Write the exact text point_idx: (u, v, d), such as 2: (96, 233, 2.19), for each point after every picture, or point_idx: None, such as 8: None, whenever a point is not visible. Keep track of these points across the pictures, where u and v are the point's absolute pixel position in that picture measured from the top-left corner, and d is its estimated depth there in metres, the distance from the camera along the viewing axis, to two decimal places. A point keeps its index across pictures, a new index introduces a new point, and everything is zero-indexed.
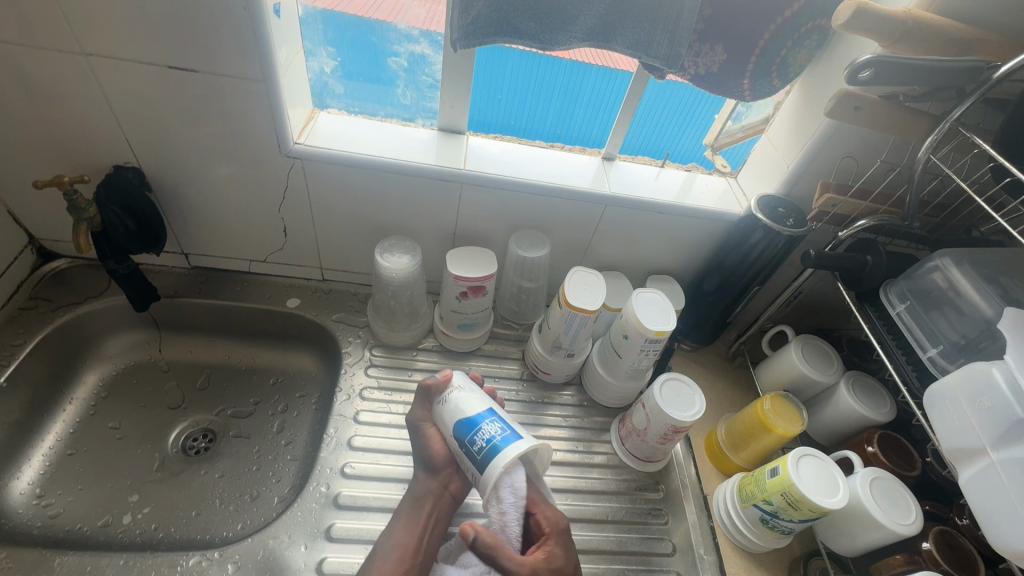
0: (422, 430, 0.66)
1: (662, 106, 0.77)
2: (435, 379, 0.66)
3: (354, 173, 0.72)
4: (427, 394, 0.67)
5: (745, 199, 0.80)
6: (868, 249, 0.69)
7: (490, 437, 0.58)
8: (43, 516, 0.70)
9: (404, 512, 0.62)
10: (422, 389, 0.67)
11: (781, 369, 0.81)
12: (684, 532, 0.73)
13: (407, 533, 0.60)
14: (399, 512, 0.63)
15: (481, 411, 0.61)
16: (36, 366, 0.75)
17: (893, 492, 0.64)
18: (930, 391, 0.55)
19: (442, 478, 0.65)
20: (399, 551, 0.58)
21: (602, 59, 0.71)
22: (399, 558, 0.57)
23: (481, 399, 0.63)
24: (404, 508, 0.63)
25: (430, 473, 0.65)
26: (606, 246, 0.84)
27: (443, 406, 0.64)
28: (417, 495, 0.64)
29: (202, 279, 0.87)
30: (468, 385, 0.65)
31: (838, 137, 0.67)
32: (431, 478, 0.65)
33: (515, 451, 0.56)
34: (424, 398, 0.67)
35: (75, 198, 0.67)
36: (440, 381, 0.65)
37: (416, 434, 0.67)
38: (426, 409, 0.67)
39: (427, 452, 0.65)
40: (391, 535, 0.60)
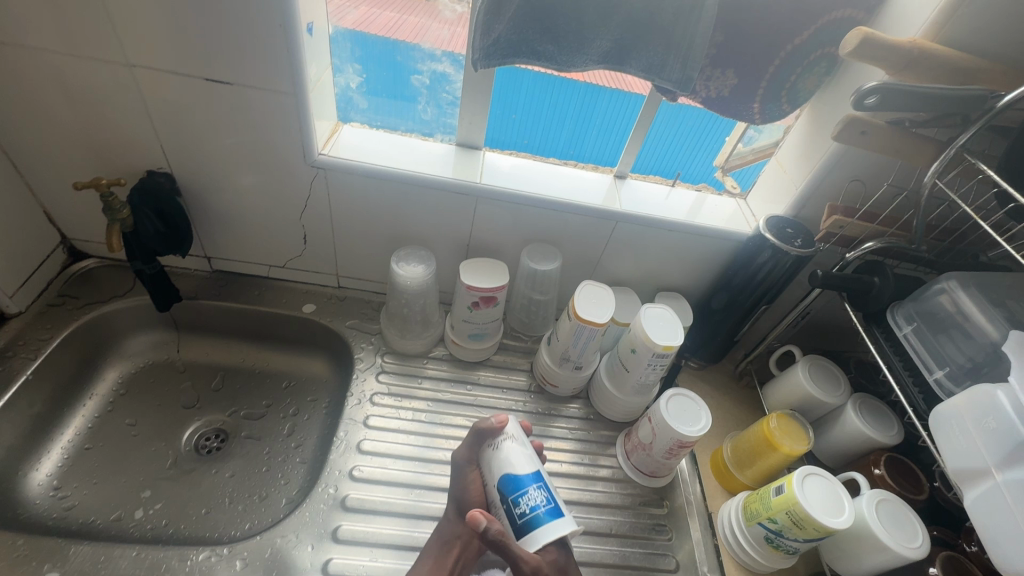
0: (464, 472, 0.63)
1: (675, 128, 0.80)
2: (491, 423, 0.62)
3: (374, 184, 0.75)
4: (480, 437, 0.63)
5: (754, 219, 0.82)
6: (875, 271, 0.70)
7: (535, 505, 0.57)
8: (58, 507, 0.71)
9: (431, 554, 0.60)
10: (474, 431, 0.63)
11: (788, 389, 0.81)
12: (686, 549, 0.73)
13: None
14: (425, 555, 0.60)
15: (529, 472, 0.60)
16: (61, 360, 0.78)
17: (900, 515, 0.63)
18: (935, 411, 0.55)
19: (475, 526, 0.61)
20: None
21: (612, 81, 0.75)
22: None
23: (530, 457, 0.62)
24: (430, 549, 0.61)
25: (460, 516, 0.62)
26: (616, 262, 0.86)
27: (495, 453, 0.62)
28: (445, 538, 0.61)
29: (223, 282, 0.90)
30: (521, 437, 0.63)
31: (845, 161, 0.69)
32: (462, 522, 0.62)
33: (559, 531, 0.56)
34: (474, 440, 0.63)
35: (110, 200, 0.70)
36: (496, 427, 0.62)
37: (458, 475, 0.63)
38: (472, 452, 0.64)
39: (462, 495, 0.62)
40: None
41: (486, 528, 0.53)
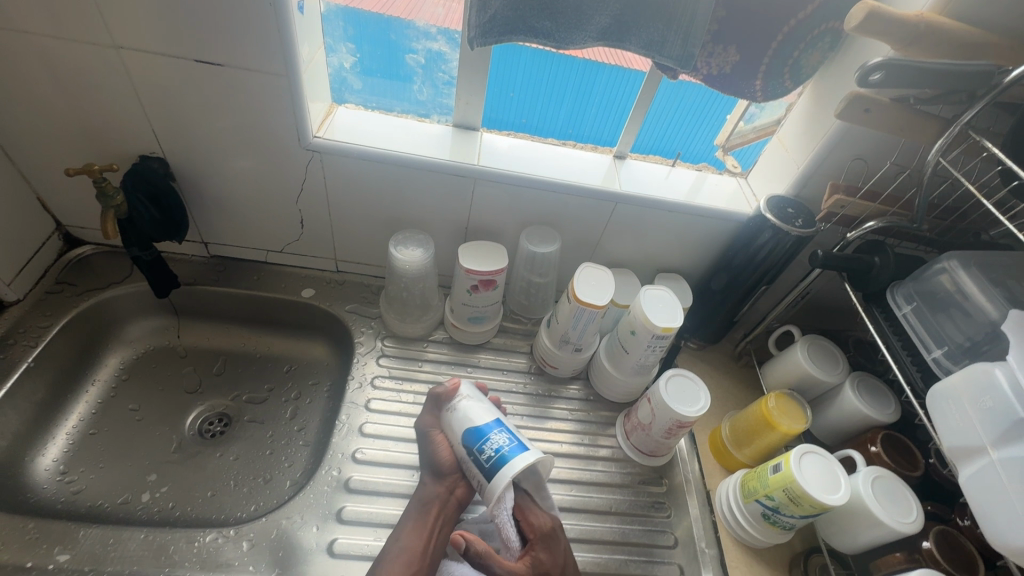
0: (431, 437, 0.67)
1: (674, 107, 0.78)
2: (445, 387, 0.68)
3: (371, 167, 0.74)
4: (436, 402, 0.69)
5: (755, 199, 0.81)
6: (876, 251, 0.69)
7: (498, 446, 0.61)
8: (66, 491, 0.72)
9: (411, 517, 0.62)
10: (431, 397, 0.69)
11: (786, 368, 0.82)
12: (685, 526, 0.74)
13: (414, 536, 0.60)
14: (405, 517, 0.63)
15: (490, 422, 0.64)
16: (62, 347, 0.78)
17: (894, 490, 0.65)
18: (933, 390, 0.56)
19: (449, 484, 0.65)
20: (406, 556, 0.58)
21: (615, 59, 0.72)
22: (407, 561, 0.58)
23: (490, 410, 0.66)
24: (411, 512, 0.63)
25: (436, 479, 0.65)
26: (616, 243, 0.85)
27: (453, 414, 0.66)
28: (423, 500, 0.64)
29: (221, 268, 0.90)
30: (475, 395, 0.68)
31: (848, 139, 0.68)
32: (436, 484, 0.65)
33: (524, 461, 0.60)
34: (432, 405, 0.69)
35: (103, 185, 0.69)
36: (449, 390, 0.68)
37: (425, 439, 0.67)
38: (435, 416, 0.69)
39: (433, 458, 0.66)
40: (398, 540, 0.60)
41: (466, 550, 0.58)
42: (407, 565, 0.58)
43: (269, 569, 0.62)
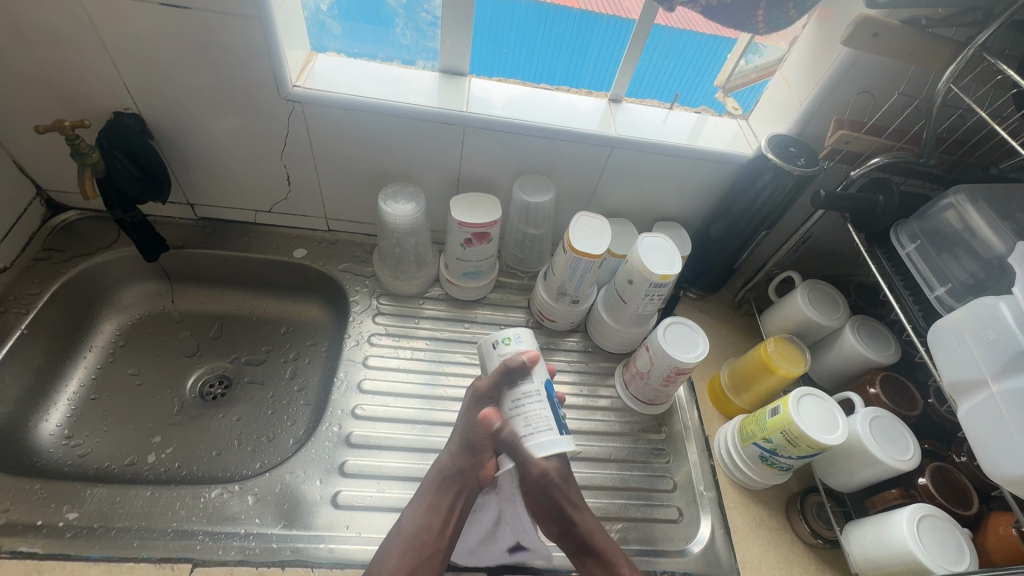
0: (478, 406, 0.63)
1: (674, 58, 0.76)
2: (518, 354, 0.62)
3: (355, 117, 0.71)
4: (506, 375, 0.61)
5: (756, 140, 0.78)
6: (880, 189, 0.67)
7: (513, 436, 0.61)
8: (72, 455, 0.73)
9: (430, 492, 0.62)
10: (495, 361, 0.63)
11: (786, 315, 0.81)
12: (684, 471, 0.75)
13: (430, 515, 0.60)
14: (422, 491, 0.62)
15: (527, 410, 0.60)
16: (55, 314, 0.77)
17: (892, 429, 0.65)
18: (935, 327, 0.55)
19: (476, 461, 0.63)
20: (422, 535, 0.59)
21: (611, 9, 0.71)
22: (424, 541, 0.58)
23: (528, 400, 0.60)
24: (430, 486, 0.62)
25: (465, 452, 0.63)
26: (613, 192, 0.83)
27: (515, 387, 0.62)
28: (445, 475, 0.62)
29: (210, 230, 0.88)
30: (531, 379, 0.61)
31: (855, 71, 0.64)
32: (466, 457, 0.63)
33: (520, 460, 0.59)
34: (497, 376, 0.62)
35: (78, 143, 0.66)
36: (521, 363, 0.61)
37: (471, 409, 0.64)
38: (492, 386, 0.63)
39: (471, 429, 0.63)
40: (413, 517, 0.60)
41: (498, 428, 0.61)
42: (422, 547, 0.58)
43: (275, 522, 0.63)
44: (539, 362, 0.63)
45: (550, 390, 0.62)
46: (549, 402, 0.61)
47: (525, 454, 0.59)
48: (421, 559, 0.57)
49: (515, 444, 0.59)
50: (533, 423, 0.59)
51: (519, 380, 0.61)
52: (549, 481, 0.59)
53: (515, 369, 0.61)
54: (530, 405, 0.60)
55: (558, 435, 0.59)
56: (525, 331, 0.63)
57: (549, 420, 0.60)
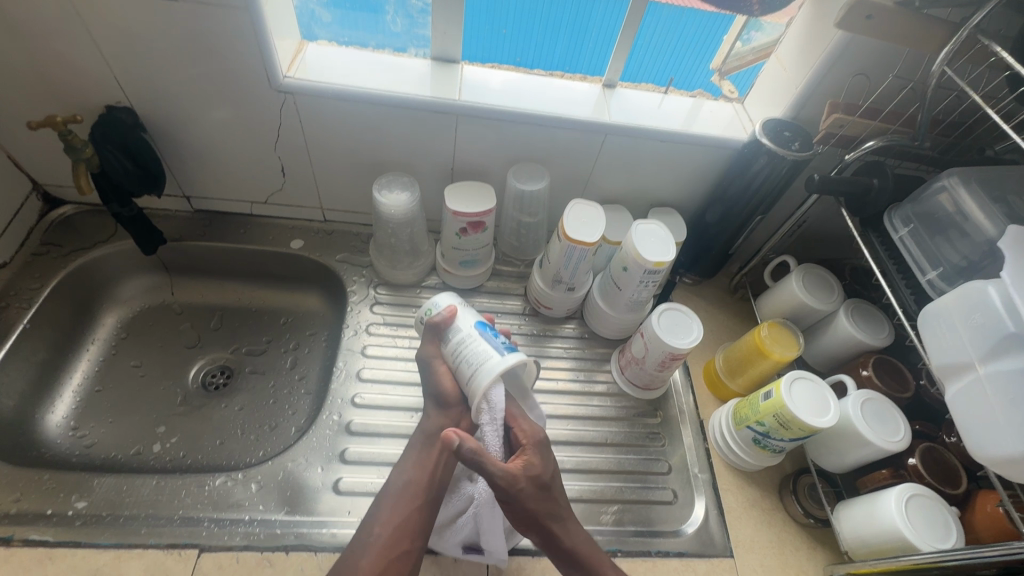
0: (432, 366, 0.63)
1: (677, 35, 0.75)
2: (441, 315, 0.64)
3: (346, 107, 0.71)
4: (435, 332, 0.64)
5: (751, 124, 0.78)
6: (875, 172, 0.67)
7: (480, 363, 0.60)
8: (79, 446, 0.74)
9: (415, 449, 0.62)
10: (427, 326, 0.65)
11: (781, 299, 0.81)
12: (679, 454, 0.76)
13: (419, 469, 0.60)
14: (410, 449, 0.63)
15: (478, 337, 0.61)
16: (56, 308, 0.78)
17: (884, 411, 0.66)
18: (926, 310, 0.56)
19: (453, 415, 0.63)
20: (410, 488, 0.59)
21: None
22: (412, 494, 0.58)
23: (463, 341, 0.62)
24: (416, 442, 0.63)
25: (440, 411, 0.63)
26: (608, 178, 0.83)
27: (452, 341, 0.63)
28: (428, 432, 0.63)
29: (207, 222, 0.88)
30: (469, 322, 0.63)
31: (850, 52, 0.64)
32: (442, 415, 0.63)
33: (507, 362, 0.58)
34: (430, 335, 0.65)
35: (70, 138, 0.67)
36: (446, 317, 0.64)
37: (426, 369, 0.64)
38: (435, 345, 0.65)
39: (437, 388, 0.63)
40: (403, 473, 0.60)
41: (461, 446, 0.51)
42: (412, 499, 0.58)
43: (279, 508, 0.64)
44: (462, 312, 0.65)
45: (482, 327, 0.63)
46: (484, 337, 0.61)
47: (488, 370, 0.58)
48: (409, 511, 0.57)
49: (483, 459, 0.52)
50: (476, 357, 0.60)
51: (449, 333, 0.64)
52: (522, 490, 0.54)
53: (438, 324, 0.64)
54: (467, 346, 0.61)
55: (501, 357, 0.59)
56: (440, 293, 0.67)
57: (488, 349, 0.60)
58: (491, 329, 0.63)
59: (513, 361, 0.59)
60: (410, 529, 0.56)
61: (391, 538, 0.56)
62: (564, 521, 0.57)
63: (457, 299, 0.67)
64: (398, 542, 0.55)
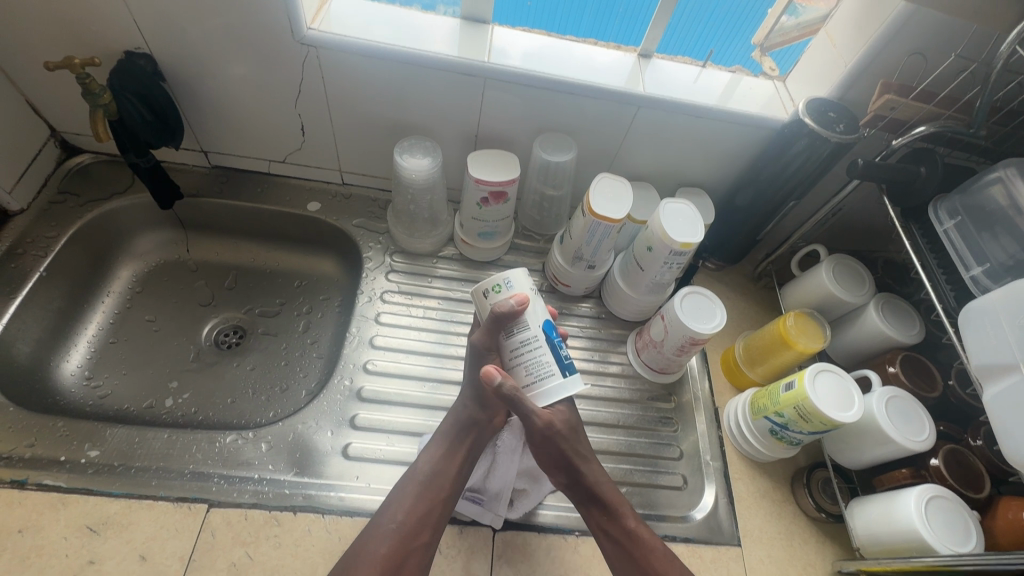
0: (484, 359, 0.62)
1: (706, 18, 0.74)
2: (510, 305, 0.58)
3: (371, 64, 0.68)
4: (498, 323, 0.59)
5: (792, 103, 0.74)
6: (923, 160, 0.63)
7: (539, 379, 0.59)
8: (93, 395, 0.75)
9: (447, 439, 0.63)
10: (491, 316, 0.59)
11: (808, 290, 0.79)
12: (691, 440, 0.75)
13: (447, 460, 0.62)
14: (438, 438, 0.63)
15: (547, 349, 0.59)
16: (72, 257, 0.78)
17: (909, 410, 0.64)
18: (968, 306, 0.53)
19: (488, 413, 0.66)
20: (438, 479, 0.60)
21: None
22: (439, 485, 0.60)
23: (529, 349, 0.59)
24: (446, 432, 0.64)
25: (477, 404, 0.65)
26: (637, 155, 0.80)
27: (516, 340, 0.59)
28: (460, 425, 0.64)
29: (224, 179, 0.87)
30: (540, 321, 0.59)
31: (909, 28, 0.60)
32: (478, 409, 0.65)
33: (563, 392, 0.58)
34: (492, 325, 0.60)
35: (88, 83, 0.63)
36: (516, 309, 0.58)
37: (477, 359, 0.63)
38: (491, 337, 0.61)
39: (478, 383, 0.65)
40: (430, 461, 0.61)
41: (500, 384, 0.57)
42: (437, 490, 0.59)
43: (287, 469, 0.64)
44: (532, 302, 0.60)
45: (550, 331, 0.60)
46: (548, 344, 0.59)
47: (545, 394, 0.58)
48: (432, 503, 0.58)
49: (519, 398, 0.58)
50: (536, 369, 0.59)
51: (512, 326, 0.59)
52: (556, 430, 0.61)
53: (505, 315, 0.59)
54: (530, 348, 0.59)
55: (563, 379, 0.58)
56: (514, 272, 0.60)
57: (552, 365, 0.58)
58: (556, 333, 0.60)
59: (570, 390, 0.58)
60: (430, 521, 0.58)
61: (412, 527, 0.57)
62: (589, 461, 0.63)
63: (530, 285, 0.61)
64: (417, 533, 0.57)
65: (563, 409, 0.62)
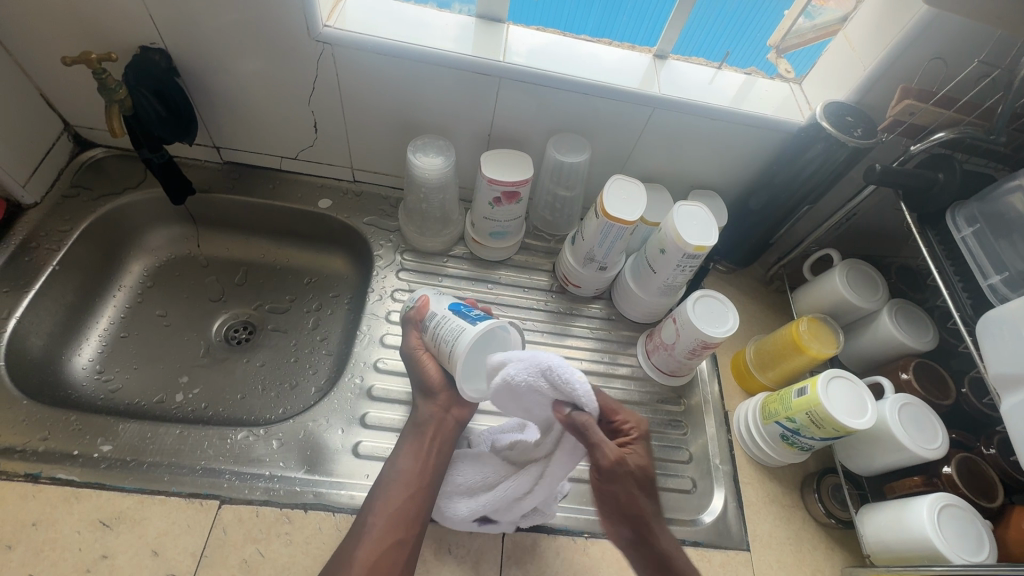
0: (421, 365, 0.65)
1: (714, 16, 0.73)
2: (415, 308, 0.65)
3: (386, 62, 0.68)
4: (416, 327, 0.66)
5: (808, 106, 0.73)
6: (941, 166, 0.63)
7: (456, 332, 0.60)
8: (104, 389, 0.75)
9: (409, 439, 0.63)
10: (405, 321, 0.66)
11: (821, 294, 0.78)
12: (701, 443, 0.75)
13: (412, 457, 0.61)
14: (403, 439, 0.64)
15: (458, 317, 0.61)
16: (85, 251, 0.78)
17: (921, 417, 0.63)
18: (987, 315, 0.53)
19: (442, 402, 0.65)
20: (404, 476, 0.60)
21: None
22: (406, 482, 0.59)
23: (443, 328, 0.62)
24: (408, 433, 0.64)
25: (429, 398, 0.65)
26: (650, 156, 0.79)
27: (432, 330, 0.63)
28: (419, 421, 0.64)
29: (236, 175, 0.87)
30: (440, 304, 0.64)
31: (931, 32, 0.59)
32: (430, 403, 0.65)
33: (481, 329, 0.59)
34: (412, 330, 0.66)
35: (105, 78, 0.64)
36: (421, 308, 0.65)
37: (413, 363, 0.66)
38: (418, 340, 0.66)
39: (421, 379, 0.65)
40: (395, 462, 0.61)
41: (570, 417, 0.52)
42: (406, 486, 0.59)
43: (298, 467, 0.64)
44: (435, 299, 0.66)
45: (456, 307, 0.63)
46: (457, 315, 0.62)
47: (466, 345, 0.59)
48: (404, 500, 0.58)
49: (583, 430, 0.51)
50: (452, 335, 0.60)
51: (427, 322, 0.64)
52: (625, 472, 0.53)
53: (416, 316, 0.65)
54: (442, 327, 0.62)
55: (473, 326, 0.59)
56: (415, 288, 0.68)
57: (462, 323, 0.60)
58: (466, 306, 0.63)
59: (486, 326, 0.59)
60: (403, 518, 0.57)
61: (386, 525, 0.56)
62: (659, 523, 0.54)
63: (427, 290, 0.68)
64: (391, 532, 0.56)
65: (640, 450, 0.56)
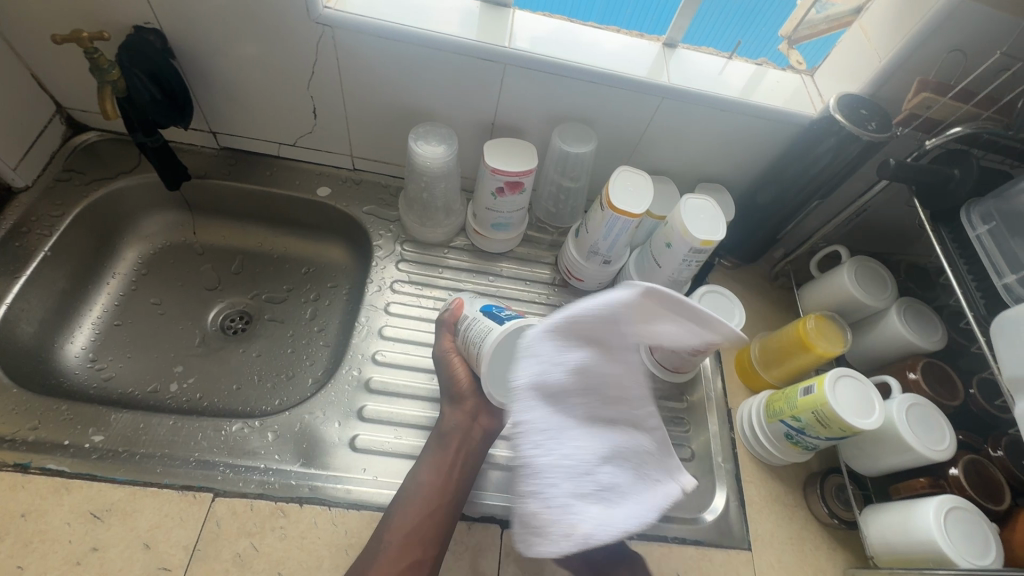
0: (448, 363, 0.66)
1: (720, 10, 0.71)
2: (450, 309, 0.67)
3: (387, 47, 0.66)
4: (449, 328, 0.67)
5: (820, 99, 0.71)
6: (957, 162, 0.61)
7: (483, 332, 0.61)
8: (97, 378, 0.74)
9: (432, 450, 0.62)
10: (439, 322, 0.68)
11: (829, 291, 0.77)
12: (702, 441, 0.74)
13: (433, 470, 0.60)
14: (425, 450, 0.62)
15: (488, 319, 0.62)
16: (77, 237, 0.76)
17: (929, 418, 0.62)
18: (1002, 315, 0.52)
19: (469, 407, 0.64)
20: (425, 491, 0.58)
21: None
22: (425, 498, 0.58)
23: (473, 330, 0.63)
24: (431, 445, 0.62)
25: (456, 405, 0.64)
26: (657, 148, 0.78)
27: (463, 331, 0.64)
28: (443, 432, 0.63)
29: (233, 161, 0.85)
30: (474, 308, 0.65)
31: (951, 24, 0.57)
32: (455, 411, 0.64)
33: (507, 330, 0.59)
34: (445, 331, 0.68)
35: (97, 58, 0.62)
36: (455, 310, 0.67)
37: (443, 364, 0.66)
38: (449, 342, 0.67)
39: (449, 384, 0.65)
40: (417, 475, 0.59)
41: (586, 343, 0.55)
42: (426, 502, 0.57)
43: (294, 460, 0.63)
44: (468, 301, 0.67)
45: (488, 309, 0.63)
46: (487, 316, 0.62)
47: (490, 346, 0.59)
48: (421, 517, 0.56)
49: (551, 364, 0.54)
50: (480, 336, 0.61)
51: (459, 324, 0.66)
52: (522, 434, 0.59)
53: (451, 319, 0.67)
54: (472, 328, 0.62)
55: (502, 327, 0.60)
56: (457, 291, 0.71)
57: (490, 323, 0.61)
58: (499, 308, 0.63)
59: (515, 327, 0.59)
60: (420, 536, 0.55)
61: (402, 545, 0.55)
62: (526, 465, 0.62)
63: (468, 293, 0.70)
64: (409, 551, 0.54)
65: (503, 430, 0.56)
